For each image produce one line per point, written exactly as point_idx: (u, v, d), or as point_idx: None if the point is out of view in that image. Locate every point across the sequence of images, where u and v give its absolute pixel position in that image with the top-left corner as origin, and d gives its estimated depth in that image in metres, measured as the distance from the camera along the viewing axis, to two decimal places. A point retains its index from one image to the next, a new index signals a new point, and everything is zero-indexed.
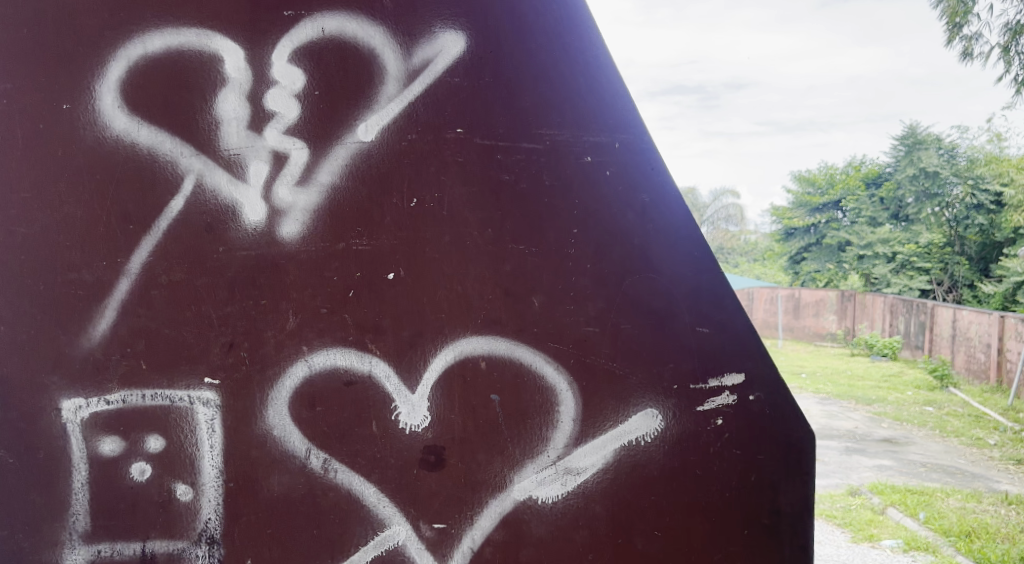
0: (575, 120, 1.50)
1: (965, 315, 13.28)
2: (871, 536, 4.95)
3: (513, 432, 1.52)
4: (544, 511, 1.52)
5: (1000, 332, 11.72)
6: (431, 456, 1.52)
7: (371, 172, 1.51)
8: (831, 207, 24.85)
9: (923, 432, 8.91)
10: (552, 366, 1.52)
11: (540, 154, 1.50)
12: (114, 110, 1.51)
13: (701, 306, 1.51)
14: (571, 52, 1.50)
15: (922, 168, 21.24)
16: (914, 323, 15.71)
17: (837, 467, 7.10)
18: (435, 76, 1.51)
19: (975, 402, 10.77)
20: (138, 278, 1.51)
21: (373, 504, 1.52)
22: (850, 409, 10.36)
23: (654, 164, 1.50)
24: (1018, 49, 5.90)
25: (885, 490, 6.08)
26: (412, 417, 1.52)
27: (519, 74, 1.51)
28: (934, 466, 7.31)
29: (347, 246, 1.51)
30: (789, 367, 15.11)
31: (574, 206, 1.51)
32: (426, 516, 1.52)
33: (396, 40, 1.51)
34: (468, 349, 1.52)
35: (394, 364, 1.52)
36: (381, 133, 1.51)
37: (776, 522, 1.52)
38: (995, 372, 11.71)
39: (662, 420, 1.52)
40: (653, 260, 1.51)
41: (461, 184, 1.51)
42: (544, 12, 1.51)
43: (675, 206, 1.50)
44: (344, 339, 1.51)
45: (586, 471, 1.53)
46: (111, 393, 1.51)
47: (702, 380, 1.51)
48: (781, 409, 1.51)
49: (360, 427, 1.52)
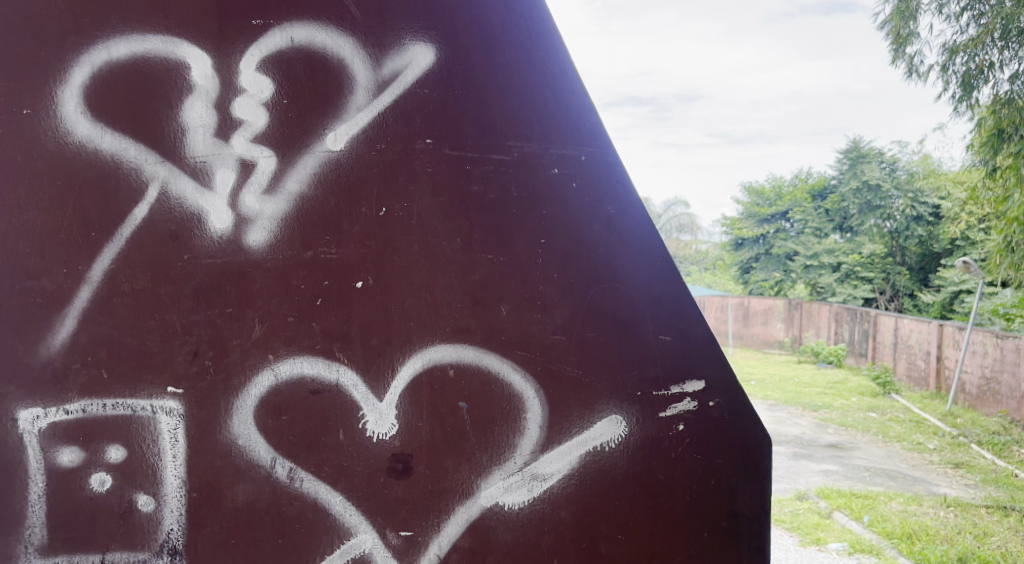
0: (542, 132, 1.53)
1: (905, 324, 13.70)
2: (818, 540, 5.08)
3: (480, 439, 1.54)
4: (510, 517, 1.54)
5: (940, 340, 12.15)
6: (398, 463, 1.53)
7: (340, 182, 1.51)
8: (779, 219, 25.40)
9: (867, 437, 9.16)
10: (519, 374, 1.54)
11: (508, 165, 1.53)
12: (77, 116, 1.49)
13: (663, 314, 1.55)
14: (539, 67, 1.54)
15: (865, 181, 21.90)
16: (858, 331, 16.16)
17: (786, 473, 7.26)
18: (404, 87, 1.52)
19: (916, 407, 11.13)
20: (99, 286, 1.49)
21: (339, 513, 1.52)
22: (797, 414, 10.61)
23: (618, 176, 1.54)
24: (955, 68, 6.17)
25: (831, 493, 6.23)
26: (380, 425, 1.53)
27: (488, 87, 1.53)
28: (877, 470, 7.53)
29: (316, 255, 1.51)
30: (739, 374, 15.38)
31: (541, 218, 1.54)
32: (393, 524, 1.53)
33: (365, 51, 1.52)
34: (436, 357, 1.53)
35: (361, 373, 1.52)
36: (349, 143, 1.52)
37: (735, 525, 1.57)
38: (935, 379, 12.13)
39: (626, 427, 1.56)
40: (617, 269, 1.55)
41: (430, 194, 1.53)
42: (512, 25, 1.53)
43: (639, 218, 1.54)
44: (312, 348, 1.51)
45: (552, 476, 1.55)
46: (70, 402, 1.49)
47: (664, 387, 1.55)
48: (738, 413, 1.56)
49: (326, 435, 1.52)
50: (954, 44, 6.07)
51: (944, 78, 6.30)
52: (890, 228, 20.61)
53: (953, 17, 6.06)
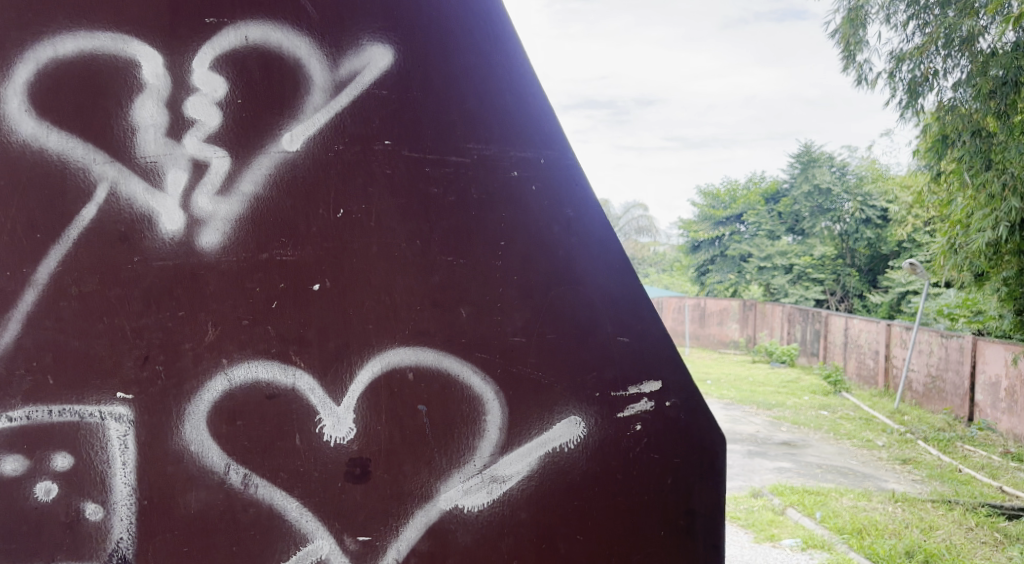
0: (501, 135, 1.53)
1: (855, 324, 14.02)
2: (772, 536, 5.17)
3: (440, 442, 1.53)
4: (469, 520, 1.54)
5: (887, 339, 12.47)
6: (356, 468, 1.51)
7: (297, 184, 1.49)
8: (733, 221, 25.51)
9: (819, 435, 9.36)
10: (479, 376, 1.54)
11: (467, 168, 1.53)
12: (21, 114, 1.45)
13: (621, 315, 1.56)
14: (498, 70, 1.54)
15: (816, 185, 22.44)
16: (810, 331, 16.50)
17: (741, 471, 7.37)
18: (362, 88, 1.51)
19: (865, 405, 11.41)
20: (45, 290, 1.45)
21: (296, 519, 1.50)
22: (752, 413, 10.80)
23: (577, 179, 1.55)
24: (901, 76, 6.36)
25: (784, 490, 6.34)
26: (338, 429, 1.51)
27: (448, 89, 1.53)
28: (829, 467, 7.70)
29: (271, 257, 1.49)
30: (695, 374, 15.58)
31: (502, 220, 1.54)
32: (351, 529, 1.51)
33: (322, 52, 1.50)
34: (395, 360, 1.52)
35: (319, 377, 1.50)
36: (306, 143, 1.50)
37: (691, 522, 1.58)
38: (883, 377, 12.45)
39: (585, 427, 1.56)
40: (577, 272, 1.55)
41: (388, 196, 1.51)
42: (472, 28, 1.53)
43: (597, 221, 1.55)
44: (267, 351, 1.49)
45: (512, 477, 1.55)
46: (14, 409, 1.45)
47: (623, 388, 1.56)
48: (694, 413, 1.58)
49: (282, 440, 1.50)
50: (900, 52, 6.25)
51: (890, 86, 6.48)
52: (841, 231, 21.27)
53: (899, 27, 6.22)
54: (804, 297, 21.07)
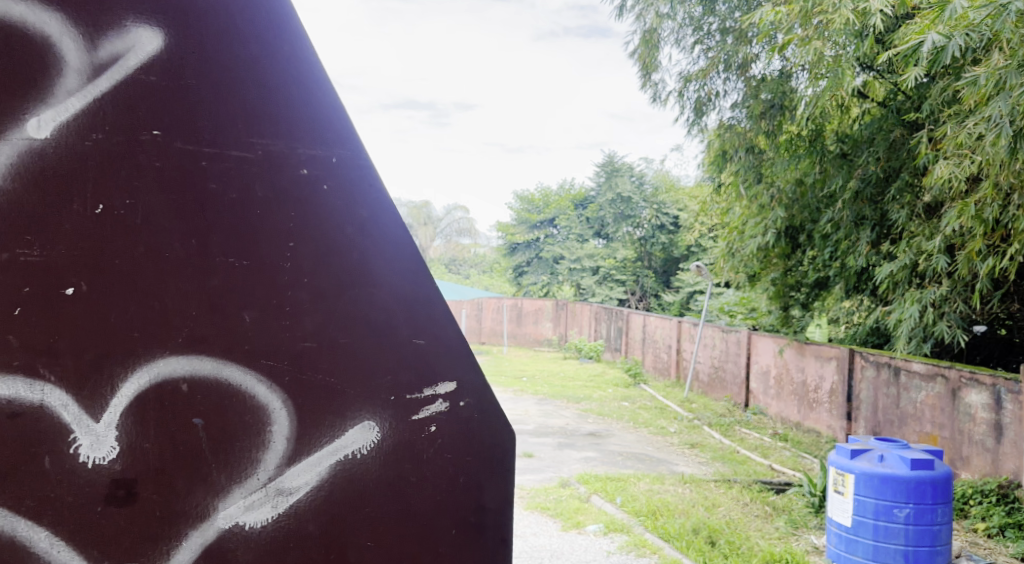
0: (288, 130, 1.46)
1: (652, 321, 14.98)
2: (578, 524, 5.39)
3: (219, 456, 1.43)
4: (251, 537, 1.45)
5: (679, 335, 13.45)
6: (120, 490, 1.38)
7: (45, 176, 1.34)
8: (546, 225, 26.41)
9: (620, 425, 9.90)
10: (264, 385, 1.45)
11: (250, 163, 1.44)
12: None
13: (417, 318, 1.54)
14: (285, 61, 1.46)
15: (618, 193, 23.41)
16: (613, 328, 17.46)
17: (550, 462, 7.62)
18: (125, 72, 1.38)
19: (660, 395, 12.23)
20: None
21: (45, 551, 1.34)
22: (562, 407, 11.22)
23: (370, 179, 1.51)
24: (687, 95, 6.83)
25: (590, 479, 6.63)
26: (97, 448, 1.37)
27: (228, 78, 1.43)
28: (629, 454, 8.16)
29: (13, 257, 1.33)
30: (511, 371, 15.94)
31: (290, 220, 1.46)
32: (112, 557, 1.37)
33: (77, 31, 1.37)
34: (167, 370, 1.40)
35: (73, 392, 1.35)
36: (56, 131, 1.35)
37: (482, 520, 1.60)
38: (676, 369, 13.41)
39: (377, 433, 1.52)
40: (372, 274, 1.51)
41: (159, 191, 1.39)
42: (254, 16, 1.45)
43: (391, 222, 1.52)
44: (9, 364, 1.33)
45: (298, 490, 1.48)
46: None
47: (417, 390, 1.54)
48: (487, 412, 1.59)
49: (28, 463, 1.34)
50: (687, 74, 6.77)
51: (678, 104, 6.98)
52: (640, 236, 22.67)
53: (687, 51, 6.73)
54: (608, 297, 22.41)
